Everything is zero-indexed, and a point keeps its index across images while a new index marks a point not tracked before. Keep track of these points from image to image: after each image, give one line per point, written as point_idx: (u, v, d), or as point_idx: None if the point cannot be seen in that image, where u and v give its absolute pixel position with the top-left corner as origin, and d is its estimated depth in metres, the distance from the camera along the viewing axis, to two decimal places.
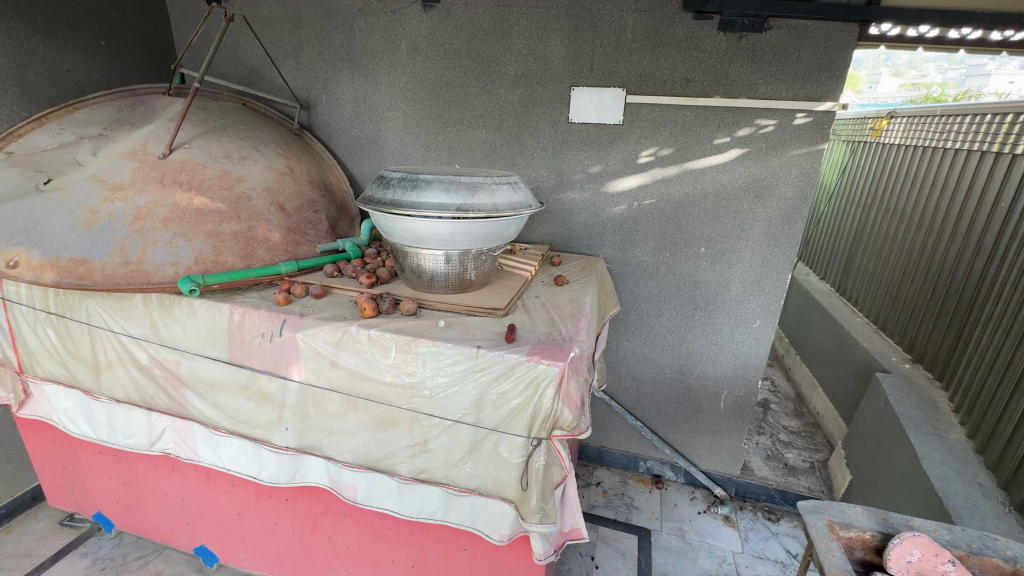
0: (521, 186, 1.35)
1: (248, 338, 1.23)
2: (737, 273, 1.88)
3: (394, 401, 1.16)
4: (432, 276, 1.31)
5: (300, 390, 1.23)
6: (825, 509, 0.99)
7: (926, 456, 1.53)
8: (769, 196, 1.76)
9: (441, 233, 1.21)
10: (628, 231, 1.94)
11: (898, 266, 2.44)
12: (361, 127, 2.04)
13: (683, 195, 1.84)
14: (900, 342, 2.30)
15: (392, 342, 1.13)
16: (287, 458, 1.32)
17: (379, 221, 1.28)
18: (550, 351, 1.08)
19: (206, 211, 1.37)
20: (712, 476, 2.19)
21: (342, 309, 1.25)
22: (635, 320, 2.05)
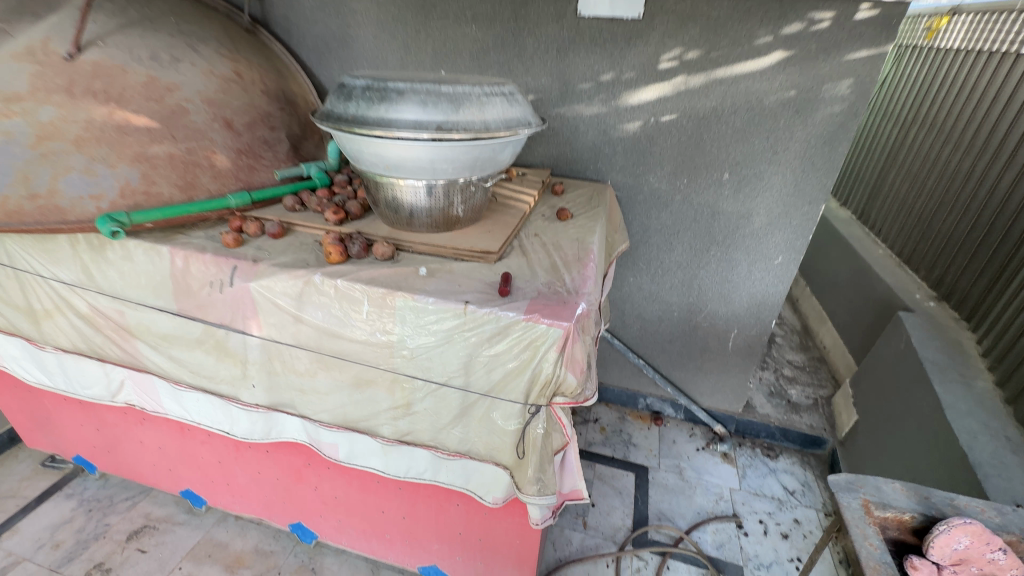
0: (519, 98, 1.09)
1: (196, 288, 1.04)
2: (763, 203, 1.66)
3: (370, 362, 1.00)
4: (412, 212, 1.09)
5: (263, 346, 1.06)
6: (861, 486, 0.88)
7: (952, 407, 1.43)
8: (812, 112, 1.49)
9: (418, 159, 0.97)
10: (642, 153, 1.68)
11: (935, 193, 2.20)
12: (326, 21, 1.69)
13: (710, 110, 1.56)
14: (926, 277, 2.13)
15: (363, 294, 0.94)
16: (259, 416, 1.20)
17: (341, 143, 1.03)
18: (553, 308, 0.90)
19: (131, 130, 1.10)
20: (713, 413, 2.14)
21: (304, 253, 1.05)
22: (644, 255, 1.86)
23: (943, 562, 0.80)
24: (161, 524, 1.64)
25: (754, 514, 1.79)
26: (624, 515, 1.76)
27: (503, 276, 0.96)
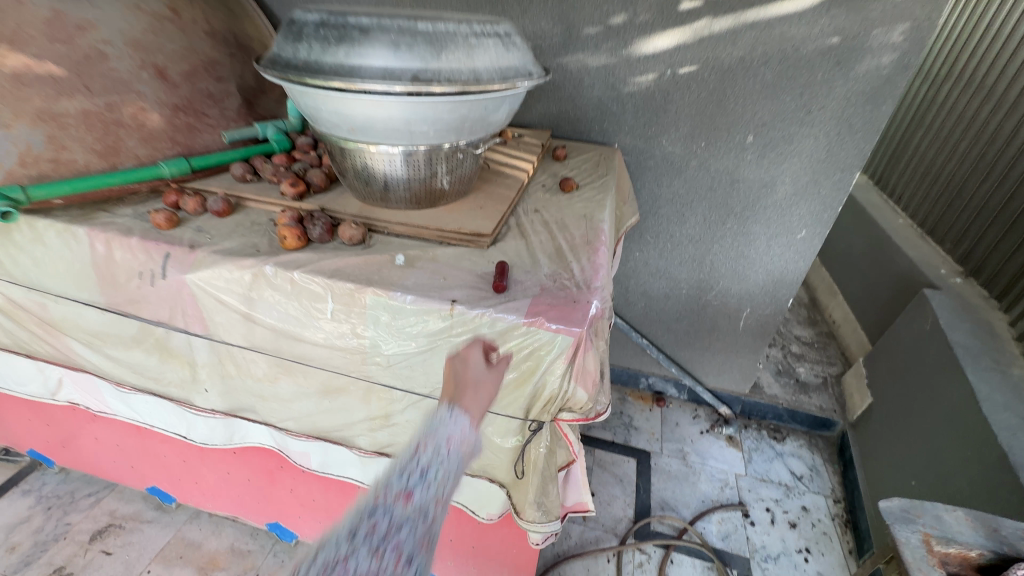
0: (516, 41, 0.88)
1: (122, 279, 0.85)
2: (790, 170, 1.47)
3: (339, 368, 0.84)
4: (386, 185, 0.90)
5: (211, 347, 0.89)
6: (919, 517, 0.76)
7: (988, 399, 1.31)
8: (855, 64, 1.28)
9: (390, 119, 0.77)
10: (655, 112, 1.47)
11: (965, 157, 2.01)
12: None
13: (736, 60, 1.34)
14: (951, 251, 1.97)
15: (326, 290, 0.77)
16: (218, 422, 1.04)
17: (294, 98, 0.82)
18: (560, 308, 0.73)
19: (29, 79, 0.85)
20: (718, 394, 2.03)
21: (254, 236, 0.86)
22: (652, 227, 1.68)
23: None
24: (127, 522, 1.52)
25: (761, 502, 1.71)
26: (626, 505, 1.67)
27: (498, 267, 0.78)
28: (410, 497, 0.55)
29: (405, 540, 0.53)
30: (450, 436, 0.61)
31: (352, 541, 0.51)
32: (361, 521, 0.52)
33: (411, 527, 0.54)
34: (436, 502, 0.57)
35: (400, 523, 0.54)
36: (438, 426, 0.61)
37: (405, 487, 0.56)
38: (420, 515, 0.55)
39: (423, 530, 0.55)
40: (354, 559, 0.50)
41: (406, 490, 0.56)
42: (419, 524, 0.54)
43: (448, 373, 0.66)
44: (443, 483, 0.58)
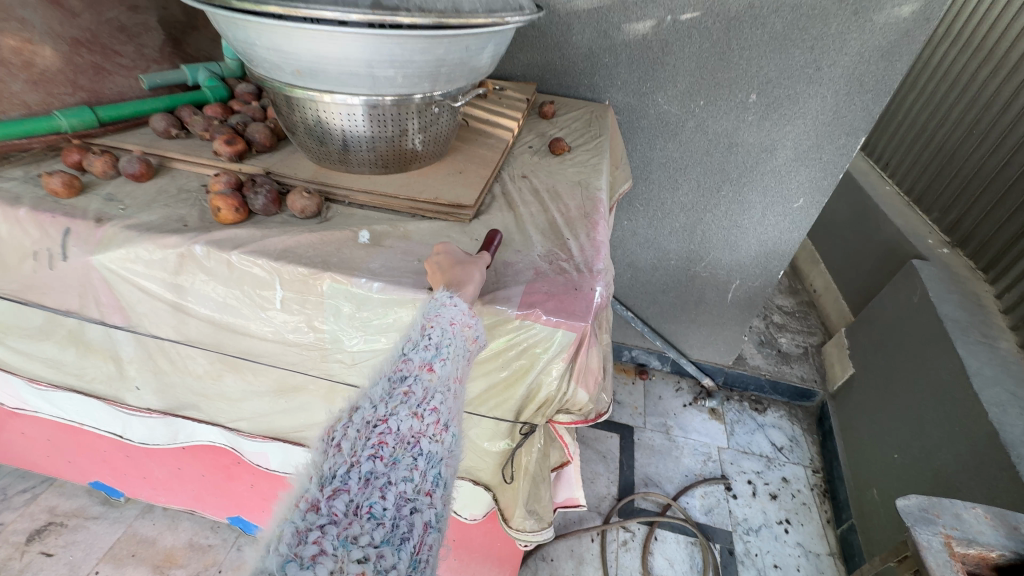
0: None
1: (12, 261, 0.68)
2: (791, 133, 1.36)
3: (295, 366, 0.70)
4: (346, 146, 0.74)
5: (137, 340, 0.74)
6: (938, 517, 0.70)
7: (978, 373, 1.28)
8: (873, 13, 1.15)
9: (347, 59, 0.61)
10: (651, 65, 1.32)
11: (956, 122, 1.95)
12: None
13: (744, 6, 1.20)
14: (937, 220, 1.94)
15: (273, 275, 0.62)
16: (156, 421, 0.90)
17: (222, 30, 0.65)
18: (559, 298, 0.61)
19: None
20: (701, 366, 2.00)
21: (180, 207, 0.70)
22: (642, 194, 1.56)
23: None
24: (69, 520, 1.38)
25: (743, 475, 1.70)
26: (609, 483, 1.63)
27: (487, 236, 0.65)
28: (435, 363, 0.51)
29: (442, 402, 0.49)
30: (453, 315, 0.55)
31: (389, 402, 0.46)
32: (392, 386, 0.48)
33: (445, 390, 0.50)
34: (462, 371, 0.54)
35: (432, 387, 0.50)
36: (441, 306, 0.55)
37: (427, 355, 0.51)
38: (450, 379, 0.52)
39: (455, 394, 0.51)
40: (394, 420, 0.46)
41: (428, 358, 0.51)
42: (452, 388, 0.51)
43: (432, 263, 0.60)
44: (463, 351, 0.54)
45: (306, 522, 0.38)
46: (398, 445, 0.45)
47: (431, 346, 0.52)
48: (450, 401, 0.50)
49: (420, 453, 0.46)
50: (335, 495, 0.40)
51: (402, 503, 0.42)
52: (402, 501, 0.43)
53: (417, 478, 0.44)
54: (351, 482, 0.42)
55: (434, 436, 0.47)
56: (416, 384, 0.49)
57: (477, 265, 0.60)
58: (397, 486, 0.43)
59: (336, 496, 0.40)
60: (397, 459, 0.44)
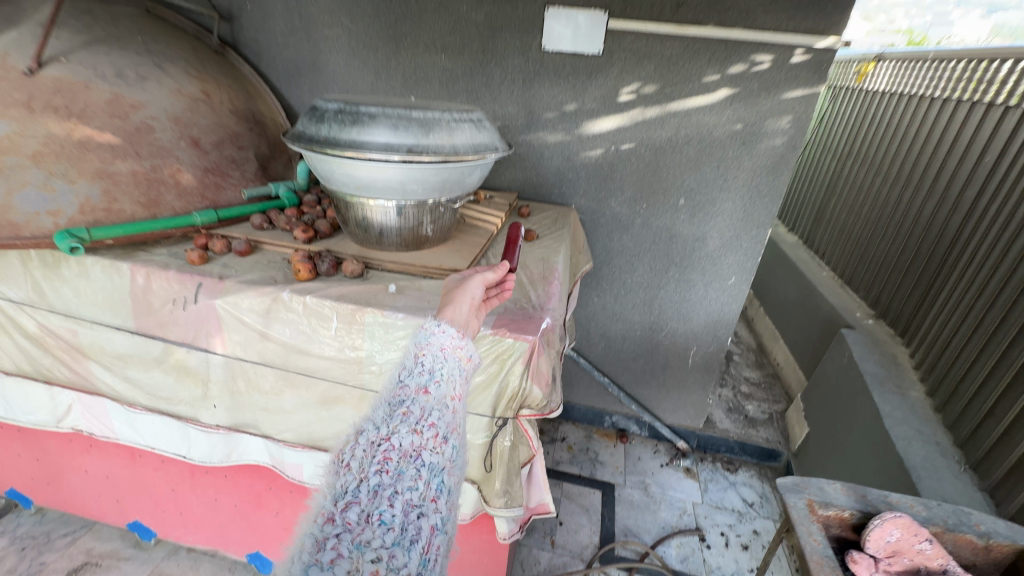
0: (486, 124, 1.14)
1: (157, 305, 1.02)
2: (715, 227, 1.77)
3: (338, 378, 1.01)
4: (381, 231, 1.12)
5: (226, 364, 1.05)
6: (805, 488, 0.95)
7: (889, 415, 1.55)
8: (756, 144, 1.61)
9: (388, 179, 1.00)
10: (604, 179, 1.77)
11: (870, 219, 2.40)
12: (297, 46, 1.72)
13: (665, 140, 1.67)
14: (865, 297, 2.29)
15: (332, 311, 0.95)
16: (219, 438, 1.17)
17: (312, 163, 1.05)
18: (519, 323, 0.93)
19: (93, 145, 1.09)
20: (675, 429, 2.21)
21: (271, 271, 1.05)
22: (607, 275, 1.93)
23: (879, 554, 0.86)
24: (104, 560, 1.54)
25: (716, 527, 1.84)
26: (591, 533, 1.78)
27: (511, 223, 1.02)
28: (429, 385, 0.65)
29: (439, 418, 0.62)
30: (441, 341, 0.72)
31: (390, 423, 0.59)
32: (392, 409, 0.62)
33: (439, 408, 0.63)
34: (454, 389, 0.68)
35: (428, 406, 0.63)
36: (430, 335, 0.72)
37: (421, 380, 0.66)
38: (444, 397, 0.65)
39: (450, 409, 0.65)
40: (396, 437, 0.59)
41: (423, 383, 0.65)
42: (446, 405, 0.65)
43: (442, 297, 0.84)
44: (454, 369, 0.70)
45: (324, 533, 0.50)
46: (401, 459, 0.57)
47: (423, 371, 0.67)
48: (446, 416, 0.63)
49: (423, 464, 0.58)
50: (348, 508, 0.52)
51: (409, 510, 0.54)
52: (409, 507, 0.54)
53: (421, 487, 0.56)
54: (360, 495, 0.54)
55: (434, 448, 0.60)
56: (413, 404, 0.62)
57: (464, 293, 0.82)
58: (404, 495, 0.55)
59: (348, 508, 0.52)
60: (401, 471, 0.56)
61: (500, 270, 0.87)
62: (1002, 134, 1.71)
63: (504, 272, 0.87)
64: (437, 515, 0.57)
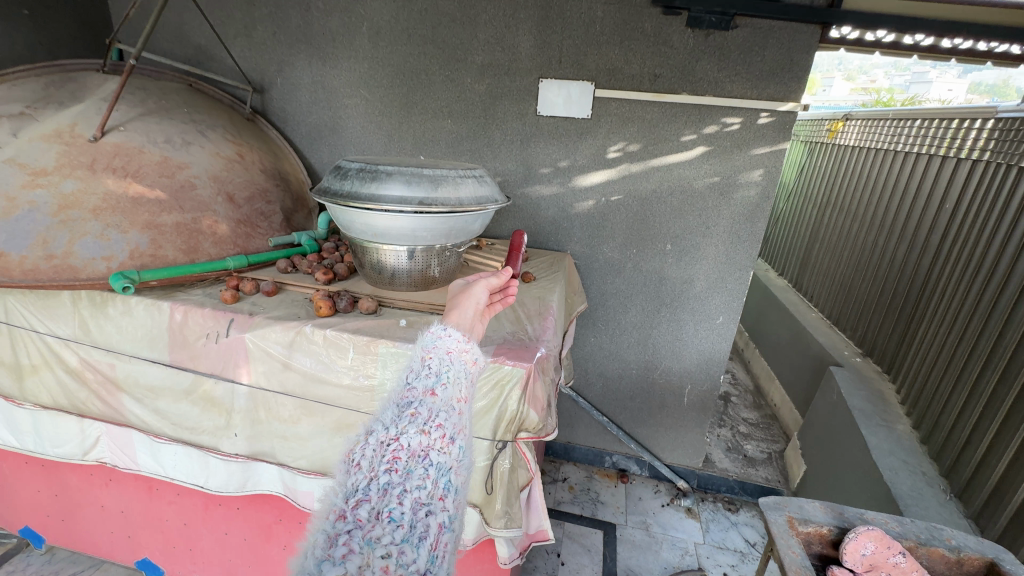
0: (488, 179, 1.28)
1: (191, 339, 1.14)
2: (701, 270, 1.90)
3: (352, 405, 1.10)
4: (393, 273, 1.25)
5: (249, 394, 1.15)
6: (785, 506, 1.02)
7: (876, 447, 1.62)
8: (732, 195, 1.78)
9: (402, 227, 1.14)
10: (596, 227, 1.92)
11: (852, 263, 2.54)
12: (319, 113, 1.93)
13: (650, 191, 1.83)
14: (853, 337, 2.39)
15: (349, 342, 1.06)
16: (237, 466, 1.25)
17: (335, 214, 1.19)
18: (516, 351, 1.04)
19: (143, 201, 1.26)
20: (675, 469, 2.24)
21: (295, 308, 1.17)
22: (602, 316, 2.05)
23: (857, 567, 0.91)
24: None
25: (719, 567, 1.84)
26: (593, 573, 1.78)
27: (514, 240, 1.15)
28: (435, 388, 0.70)
29: (445, 419, 0.67)
30: (448, 345, 0.77)
31: (399, 424, 0.64)
32: (401, 411, 0.66)
33: (445, 409, 0.68)
34: (459, 391, 0.72)
35: (436, 407, 0.68)
36: (436, 338, 0.77)
37: (428, 382, 0.70)
38: (450, 399, 0.70)
39: (456, 411, 0.70)
40: (405, 438, 0.63)
41: (430, 385, 0.70)
42: (452, 406, 0.69)
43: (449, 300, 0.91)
44: (459, 372, 0.75)
45: (336, 529, 0.55)
46: (410, 459, 0.62)
47: (430, 374, 0.71)
48: (452, 417, 0.68)
49: (430, 465, 0.63)
50: (358, 505, 0.57)
51: (417, 508, 0.59)
52: (417, 505, 0.59)
53: (429, 485, 0.61)
54: (371, 493, 0.58)
55: (441, 448, 0.64)
56: (421, 406, 0.67)
57: (468, 296, 0.88)
58: (412, 494, 0.59)
59: (359, 506, 0.57)
60: (410, 470, 0.61)
61: (503, 276, 0.93)
62: (956, 184, 1.87)
63: (508, 277, 0.93)
64: (444, 512, 0.61)
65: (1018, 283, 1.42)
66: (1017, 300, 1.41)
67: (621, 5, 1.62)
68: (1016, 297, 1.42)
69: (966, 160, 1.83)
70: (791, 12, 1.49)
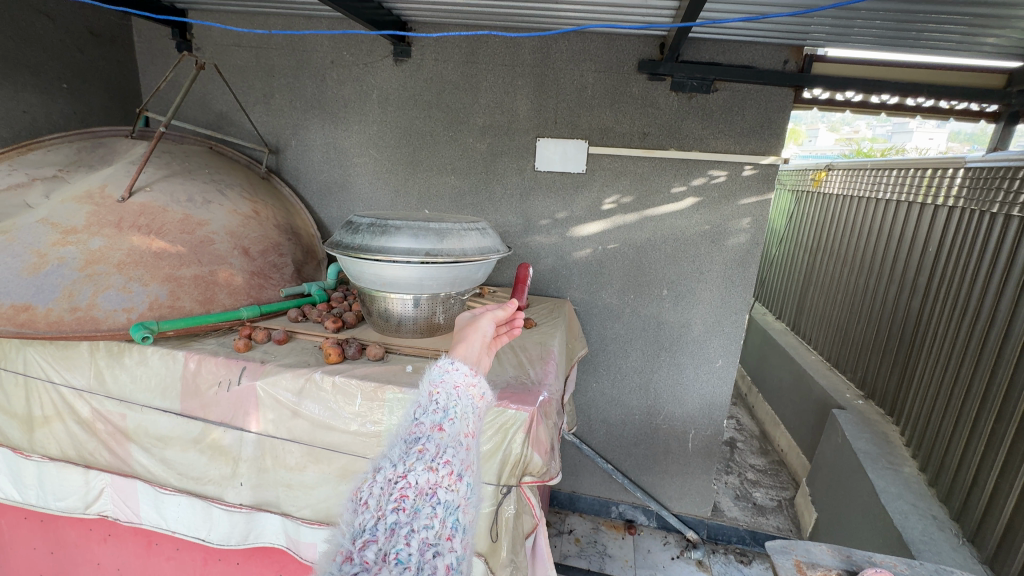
0: (490, 231, 1.35)
1: (203, 388, 1.17)
2: (698, 314, 1.96)
3: (358, 451, 1.12)
4: (400, 320, 1.30)
5: (257, 442, 1.16)
6: (792, 549, 1.01)
7: (884, 491, 1.62)
8: (723, 242, 1.86)
9: (409, 277, 1.20)
10: (594, 274, 1.99)
11: (846, 305, 2.60)
12: (330, 171, 2.05)
13: (645, 240, 1.92)
14: (853, 379, 2.41)
15: (357, 388, 1.10)
16: (241, 517, 1.24)
17: (345, 265, 1.26)
18: (519, 395, 1.07)
19: (165, 255, 1.33)
20: (683, 518, 2.19)
21: (305, 356, 1.22)
22: (603, 361, 2.07)
23: None
24: None
25: None
26: None
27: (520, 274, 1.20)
28: (443, 423, 0.73)
29: (453, 456, 0.69)
30: (455, 379, 0.80)
31: (406, 461, 0.66)
32: (409, 447, 0.69)
33: (453, 446, 0.70)
34: (466, 427, 0.75)
35: (443, 443, 0.70)
36: (444, 372, 0.80)
37: (435, 417, 0.73)
38: (457, 435, 0.73)
39: (464, 446, 0.72)
40: (412, 476, 0.65)
41: (437, 421, 0.72)
42: (459, 442, 0.72)
43: (456, 332, 0.94)
44: (467, 407, 0.77)
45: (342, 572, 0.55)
46: (417, 497, 0.64)
47: (438, 409, 0.74)
48: (460, 453, 0.70)
49: (438, 503, 0.64)
50: (366, 547, 0.58)
51: (425, 549, 0.59)
52: (425, 546, 0.60)
53: (436, 525, 0.62)
54: (378, 534, 0.60)
55: (448, 486, 0.66)
56: (428, 442, 0.69)
57: (476, 327, 0.92)
58: (420, 534, 0.61)
59: (367, 547, 0.58)
60: (417, 509, 0.63)
61: (508, 308, 0.98)
62: (937, 228, 1.96)
63: (513, 310, 0.99)
64: (452, 553, 0.62)
65: (1004, 321, 1.47)
66: (1004, 338, 1.46)
67: (610, 72, 1.77)
68: (1003, 335, 1.46)
69: (943, 206, 1.93)
70: (765, 77, 1.65)
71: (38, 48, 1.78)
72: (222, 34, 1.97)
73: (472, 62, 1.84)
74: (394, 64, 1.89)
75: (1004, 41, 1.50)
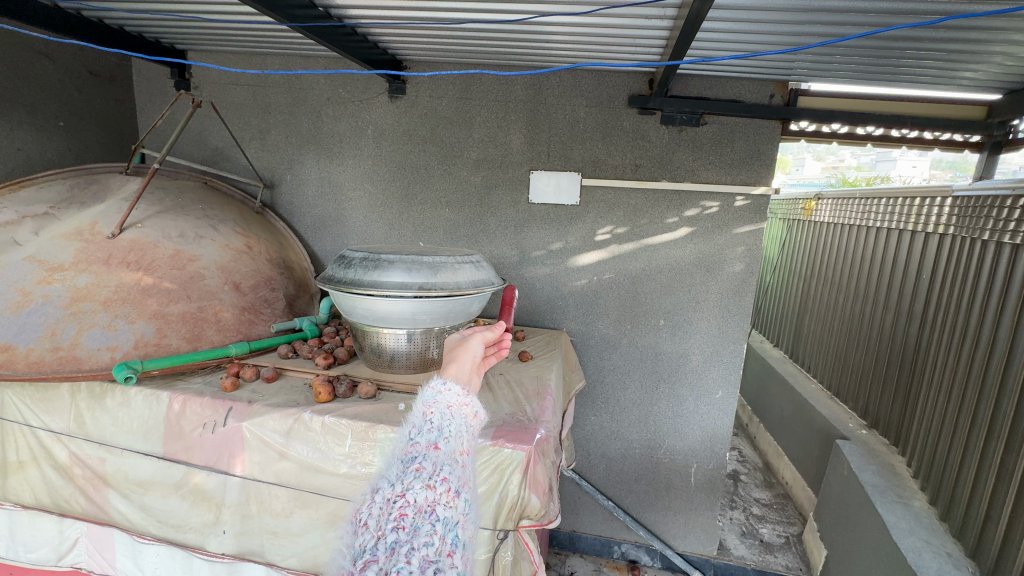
0: (485, 263, 1.33)
1: (187, 430, 1.12)
2: (696, 343, 1.93)
3: (347, 495, 1.07)
4: (393, 356, 1.27)
5: (242, 486, 1.11)
6: None
7: (895, 527, 1.57)
8: (719, 271, 1.86)
9: (402, 311, 1.17)
10: (590, 304, 1.97)
11: (843, 332, 2.59)
12: (325, 206, 2.06)
13: (640, 270, 1.91)
14: (856, 408, 2.37)
15: (348, 428, 1.05)
16: (223, 567, 1.18)
17: (337, 299, 1.23)
18: (516, 433, 1.03)
19: (152, 291, 1.31)
20: (689, 559, 2.10)
21: (294, 395, 1.18)
22: (601, 394, 2.03)
23: None
24: None
25: None
26: None
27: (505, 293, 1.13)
28: (437, 442, 0.70)
29: (450, 473, 0.67)
30: (449, 399, 0.76)
31: (404, 480, 0.64)
32: (405, 466, 0.66)
33: (449, 463, 0.68)
34: (461, 444, 0.72)
35: (439, 461, 0.68)
36: (437, 394, 0.76)
37: (431, 436, 0.70)
38: (453, 452, 0.70)
39: (460, 463, 0.69)
40: (411, 494, 0.63)
41: (432, 439, 0.70)
42: (454, 460, 0.69)
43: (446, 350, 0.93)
44: (461, 426, 0.74)
45: None
46: (416, 515, 0.61)
47: (432, 429, 0.71)
48: (456, 470, 0.68)
49: (438, 520, 0.62)
50: (366, 567, 0.56)
51: (426, 565, 0.57)
52: (426, 563, 0.58)
53: (437, 541, 0.60)
54: (379, 553, 0.57)
55: (447, 503, 0.64)
56: (425, 460, 0.67)
57: (464, 346, 0.90)
58: (420, 550, 0.58)
59: (368, 567, 0.56)
60: (417, 527, 0.60)
61: (496, 329, 0.95)
62: (930, 254, 1.97)
63: (501, 330, 0.95)
64: (453, 569, 0.60)
65: (1004, 350, 1.46)
66: (1006, 364, 1.44)
67: (601, 106, 1.81)
68: (1004, 364, 1.44)
69: (933, 235, 1.95)
70: (753, 111, 1.68)
71: (36, 87, 1.80)
72: (220, 73, 2.01)
73: (466, 98, 1.88)
74: (389, 100, 1.92)
75: (981, 75, 1.55)
